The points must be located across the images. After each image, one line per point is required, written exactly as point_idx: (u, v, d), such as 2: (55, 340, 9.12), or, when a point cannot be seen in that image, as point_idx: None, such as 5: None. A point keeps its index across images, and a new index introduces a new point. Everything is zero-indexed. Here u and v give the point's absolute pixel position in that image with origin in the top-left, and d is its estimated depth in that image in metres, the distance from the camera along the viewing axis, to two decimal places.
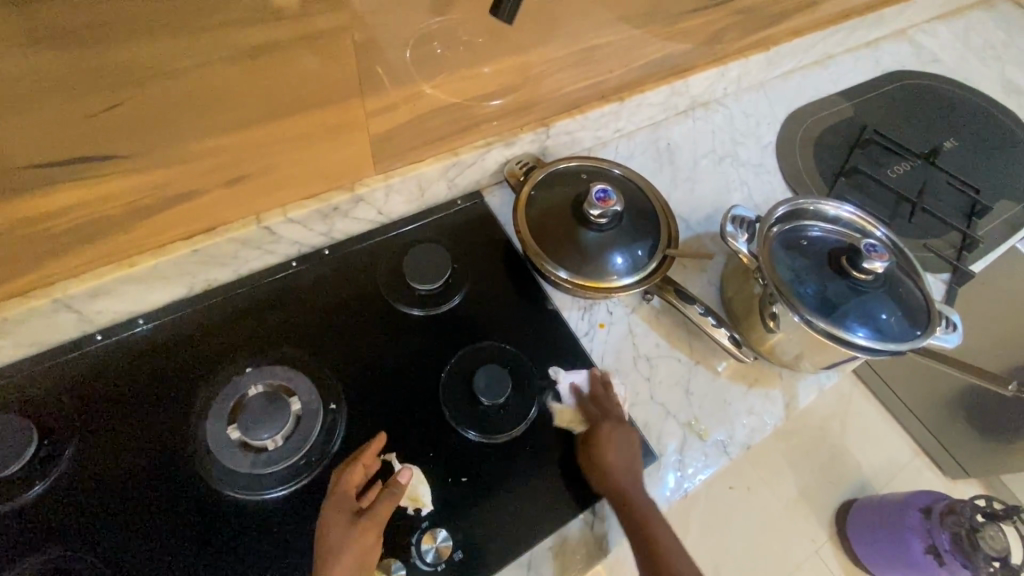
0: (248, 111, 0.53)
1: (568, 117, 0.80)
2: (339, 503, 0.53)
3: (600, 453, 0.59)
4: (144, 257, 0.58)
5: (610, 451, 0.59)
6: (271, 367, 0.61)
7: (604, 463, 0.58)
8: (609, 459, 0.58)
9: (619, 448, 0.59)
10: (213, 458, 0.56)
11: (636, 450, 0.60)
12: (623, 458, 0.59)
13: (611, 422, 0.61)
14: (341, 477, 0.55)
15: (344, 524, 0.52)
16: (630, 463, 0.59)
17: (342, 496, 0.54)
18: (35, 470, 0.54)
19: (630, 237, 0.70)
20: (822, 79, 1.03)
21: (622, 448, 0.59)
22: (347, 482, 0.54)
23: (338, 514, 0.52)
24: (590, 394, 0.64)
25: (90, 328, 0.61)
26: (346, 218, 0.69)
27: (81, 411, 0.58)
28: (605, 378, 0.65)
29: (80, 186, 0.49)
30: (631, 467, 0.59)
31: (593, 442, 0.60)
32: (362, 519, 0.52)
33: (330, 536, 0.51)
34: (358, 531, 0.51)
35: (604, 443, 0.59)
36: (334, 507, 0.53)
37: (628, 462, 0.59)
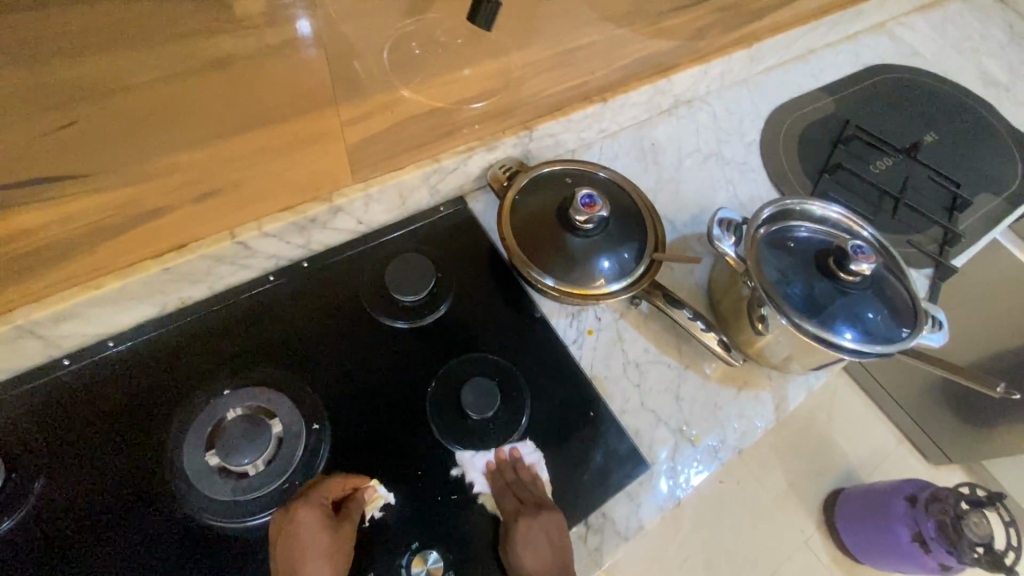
0: (217, 123, 0.51)
1: (551, 119, 0.76)
2: (320, 512, 0.51)
3: (514, 552, 0.53)
4: (111, 278, 0.55)
5: (524, 552, 0.52)
6: (250, 390, 0.59)
7: (522, 566, 0.52)
8: (526, 560, 0.52)
9: (536, 542, 0.53)
10: (191, 486, 0.54)
11: (557, 535, 0.54)
12: (542, 552, 0.52)
13: (530, 515, 0.54)
14: (320, 485, 0.54)
15: (329, 531, 0.51)
16: (550, 558, 0.52)
17: (321, 503, 0.52)
18: (3, 504, 0.52)
19: (617, 242, 0.69)
20: (804, 74, 1.03)
21: (539, 541, 0.53)
22: (326, 489, 0.54)
23: (320, 521, 0.51)
24: (505, 477, 0.58)
25: (58, 352, 0.58)
26: (324, 230, 0.67)
27: (49, 441, 0.55)
28: (515, 455, 0.60)
29: (39, 209, 0.47)
30: (555, 556, 0.53)
31: (509, 538, 0.54)
32: (342, 526, 0.52)
33: (310, 540, 0.50)
34: (341, 541, 0.51)
35: (518, 543, 0.53)
36: (314, 513, 0.51)
37: (547, 552, 0.53)
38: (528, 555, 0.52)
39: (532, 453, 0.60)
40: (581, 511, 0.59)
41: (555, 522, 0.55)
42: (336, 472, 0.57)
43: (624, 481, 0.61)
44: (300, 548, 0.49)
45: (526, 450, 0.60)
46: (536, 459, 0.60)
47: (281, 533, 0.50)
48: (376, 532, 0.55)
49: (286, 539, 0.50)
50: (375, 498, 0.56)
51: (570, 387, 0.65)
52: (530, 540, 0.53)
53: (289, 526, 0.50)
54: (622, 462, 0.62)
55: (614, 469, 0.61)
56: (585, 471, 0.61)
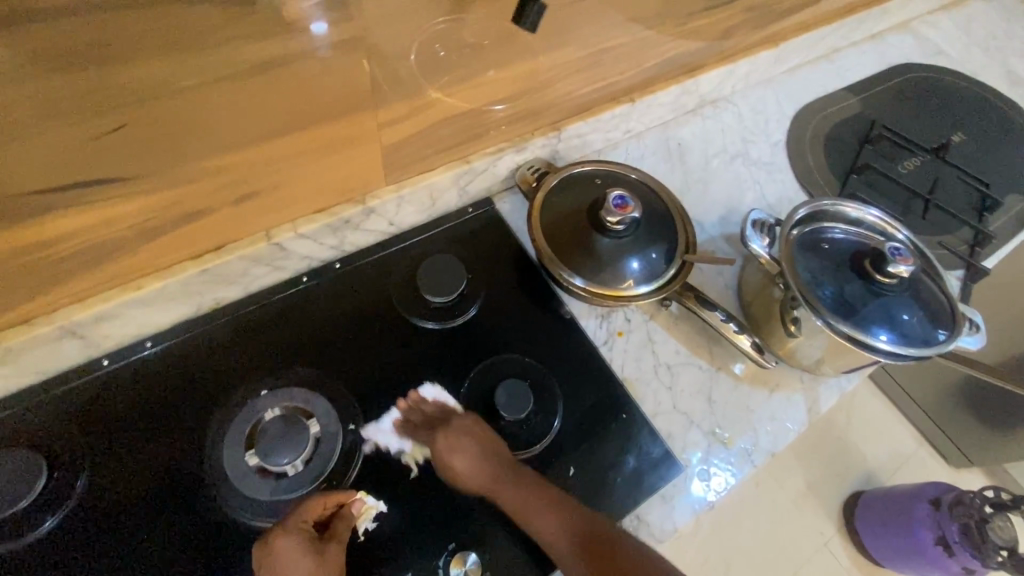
0: (257, 127, 0.51)
1: (579, 119, 0.77)
2: (299, 537, 0.49)
3: (448, 466, 0.56)
4: (151, 279, 0.56)
5: (451, 457, 0.56)
6: (288, 390, 0.59)
7: (454, 470, 0.56)
8: (459, 463, 0.56)
9: (461, 445, 0.56)
10: (230, 486, 0.54)
11: (483, 437, 0.57)
12: (468, 450, 0.56)
13: (445, 429, 0.58)
14: (298, 509, 0.52)
15: (312, 555, 0.49)
16: (477, 454, 0.56)
17: (301, 527, 0.50)
18: (48, 503, 0.52)
19: (647, 243, 0.68)
20: (829, 74, 1.02)
21: (464, 443, 0.56)
22: (304, 512, 0.51)
23: (301, 544, 0.49)
24: (415, 420, 0.60)
25: (96, 352, 0.58)
26: (357, 231, 0.67)
27: (90, 440, 0.56)
28: (414, 397, 0.61)
29: (84, 212, 0.47)
30: (486, 449, 0.56)
31: (438, 458, 0.57)
32: (328, 547, 0.50)
33: (294, 568, 0.48)
34: (328, 563, 0.49)
35: (445, 454, 0.56)
36: (293, 538, 0.49)
37: (475, 450, 0.56)
38: (455, 458, 0.56)
39: (431, 389, 0.62)
40: (615, 514, 0.59)
41: (469, 424, 0.58)
42: (372, 473, 0.57)
43: (658, 485, 0.61)
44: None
45: (425, 390, 0.62)
46: (438, 391, 0.62)
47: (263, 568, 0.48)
48: (412, 535, 0.55)
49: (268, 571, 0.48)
50: (365, 510, 0.55)
51: (601, 388, 0.65)
52: (450, 445, 0.56)
53: (268, 557, 0.48)
54: (655, 465, 0.62)
55: (648, 472, 0.61)
56: (618, 474, 0.61)
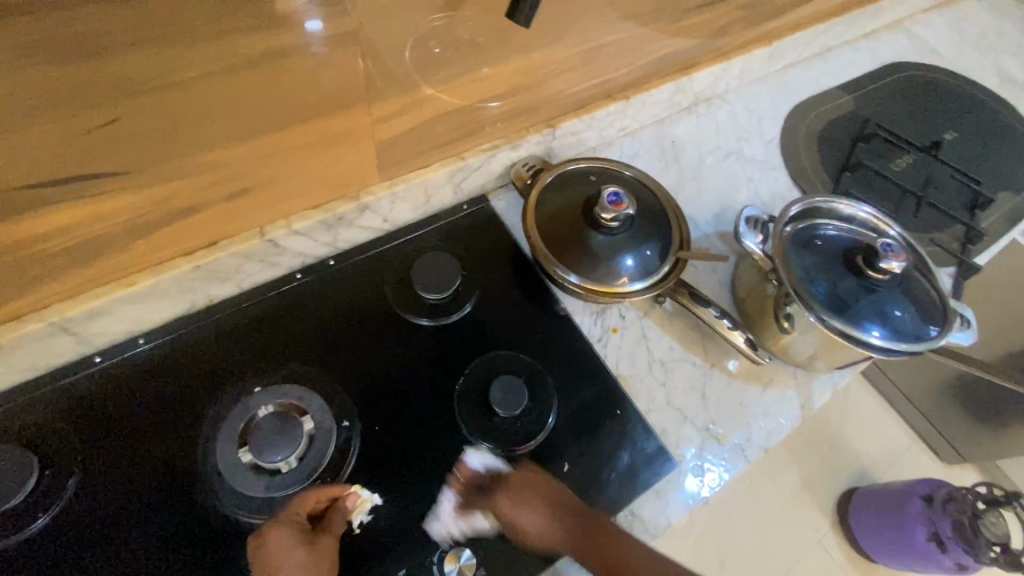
0: (249, 122, 0.51)
1: (574, 117, 0.76)
2: (293, 527, 0.50)
3: (521, 528, 0.54)
4: (143, 275, 0.56)
5: (528, 525, 0.53)
6: (281, 387, 0.59)
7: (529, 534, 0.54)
8: (525, 519, 0.53)
9: (528, 505, 0.54)
10: (224, 482, 0.54)
11: (552, 496, 0.55)
12: (532, 511, 0.54)
13: (505, 488, 0.55)
14: (291, 502, 0.52)
15: (305, 545, 0.49)
16: (546, 510, 0.54)
17: (294, 519, 0.51)
18: (39, 500, 0.52)
19: (642, 239, 0.69)
20: (822, 72, 1.02)
21: (534, 504, 0.54)
22: (298, 504, 0.52)
23: (294, 533, 0.50)
24: (472, 493, 0.57)
25: (88, 349, 0.58)
26: (351, 227, 0.67)
27: (81, 437, 0.55)
28: (463, 464, 0.58)
29: (75, 206, 0.47)
30: (553, 496, 0.55)
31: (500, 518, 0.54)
32: (322, 538, 0.51)
33: (286, 557, 0.48)
34: (320, 553, 0.49)
35: (509, 513, 0.54)
36: (286, 528, 0.50)
37: (541, 500, 0.54)
38: (529, 522, 0.53)
39: (478, 458, 0.58)
40: (609, 510, 0.59)
41: (528, 478, 0.55)
42: (366, 469, 0.57)
43: (651, 480, 0.61)
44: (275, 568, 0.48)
45: (474, 459, 0.58)
46: (484, 454, 0.58)
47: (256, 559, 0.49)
48: (406, 531, 0.55)
49: (261, 561, 0.48)
50: (360, 504, 0.55)
51: (596, 384, 0.65)
52: (524, 514, 0.54)
53: (262, 548, 0.49)
54: (650, 461, 0.62)
55: (643, 468, 0.61)
56: (612, 469, 0.61)
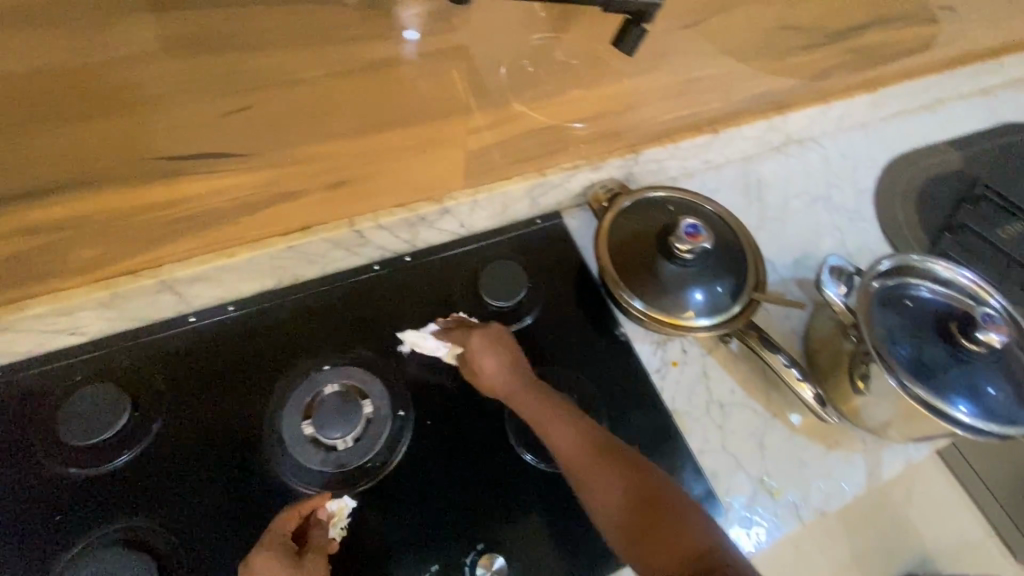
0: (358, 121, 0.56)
1: (659, 144, 0.77)
2: (281, 551, 0.49)
3: (472, 365, 0.60)
4: (242, 248, 0.59)
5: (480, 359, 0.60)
6: (348, 368, 0.61)
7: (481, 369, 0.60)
8: (487, 363, 0.59)
9: (493, 353, 0.60)
10: (285, 450, 0.57)
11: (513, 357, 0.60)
12: (498, 361, 0.59)
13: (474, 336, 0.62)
14: (273, 525, 0.51)
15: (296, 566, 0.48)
16: (503, 364, 0.59)
17: (279, 540, 0.50)
18: (124, 440, 0.56)
19: (715, 275, 0.67)
20: (930, 125, 0.97)
21: (493, 355, 0.60)
22: (279, 527, 0.51)
23: (281, 555, 0.48)
24: None
25: (185, 308, 0.62)
26: (430, 228, 0.69)
27: (166, 389, 0.59)
28: None
29: (201, 180, 0.53)
30: (511, 363, 0.60)
31: (467, 363, 0.61)
32: (310, 555, 0.50)
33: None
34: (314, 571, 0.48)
35: (477, 353, 0.60)
36: (272, 551, 0.48)
37: (505, 360, 0.59)
38: (484, 360, 0.60)
39: None
40: None
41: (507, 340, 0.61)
42: (415, 463, 0.59)
43: None
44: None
45: None
46: None
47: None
48: (449, 528, 0.56)
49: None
50: (336, 513, 0.54)
51: (649, 415, 0.65)
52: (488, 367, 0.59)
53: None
54: None
55: None
56: None
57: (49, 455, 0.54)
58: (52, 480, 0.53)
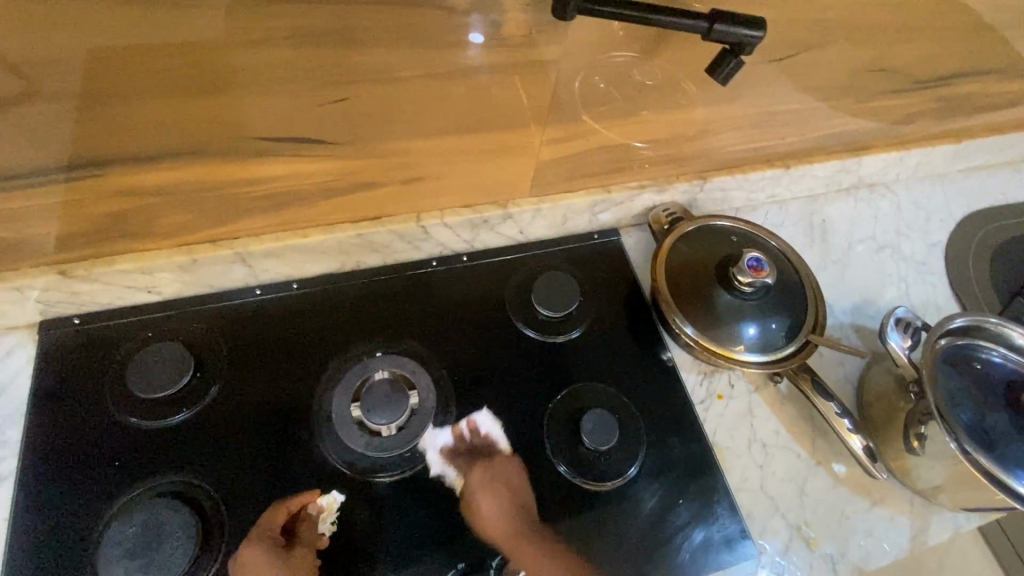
0: (439, 120, 0.58)
1: (727, 173, 0.76)
2: (264, 548, 0.53)
3: (473, 507, 0.57)
4: (315, 231, 0.62)
5: (484, 498, 0.57)
6: (400, 357, 0.63)
7: (480, 511, 0.57)
8: (485, 505, 0.57)
9: (493, 490, 0.58)
10: (332, 429, 0.58)
11: (513, 491, 0.58)
12: (501, 498, 0.58)
13: (478, 466, 0.59)
14: (263, 517, 0.54)
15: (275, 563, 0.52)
16: (507, 501, 0.58)
17: (267, 535, 0.53)
18: (183, 398, 0.58)
19: (773, 312, 0.66)
20: (1013, 182, 0.92)
21: (497, 490, 0.58)
22: (268, 520, 0.54)
23: (266, 553, 0.52)
24: None
25: (252, 281, 0.65)
26: (490, 231, 0.71)
27: (226, 355, 0.61)
28: None
29: (289, 162, 0.56)
30: (511, 503, 0.58)
31: (464, 504, 0.57)
32: (292, 551, 0.53)
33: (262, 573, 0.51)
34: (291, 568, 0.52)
35: (478, 491, 0.58)
36: (259, 548, 0.53)
37: (504, 499, 0.58)
38: (485, 501, 0.57)
39: None
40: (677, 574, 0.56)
41: (506, 472, 0.59)
42: (451, 460, 0.59)
43: (726, 561, 0.58)
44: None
45: None
46: None
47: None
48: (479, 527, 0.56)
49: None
50: (326, 508, 0.55)
51: (689, 445, 0.64)
52: (487, 506, 0.57)
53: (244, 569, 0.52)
54: (727, 541, 0.59)
55: (719, 545, 0.59)
56: (688, 534, 0.59)
57: (116, 402, 0.57)
58: (114, 427, 0.56)
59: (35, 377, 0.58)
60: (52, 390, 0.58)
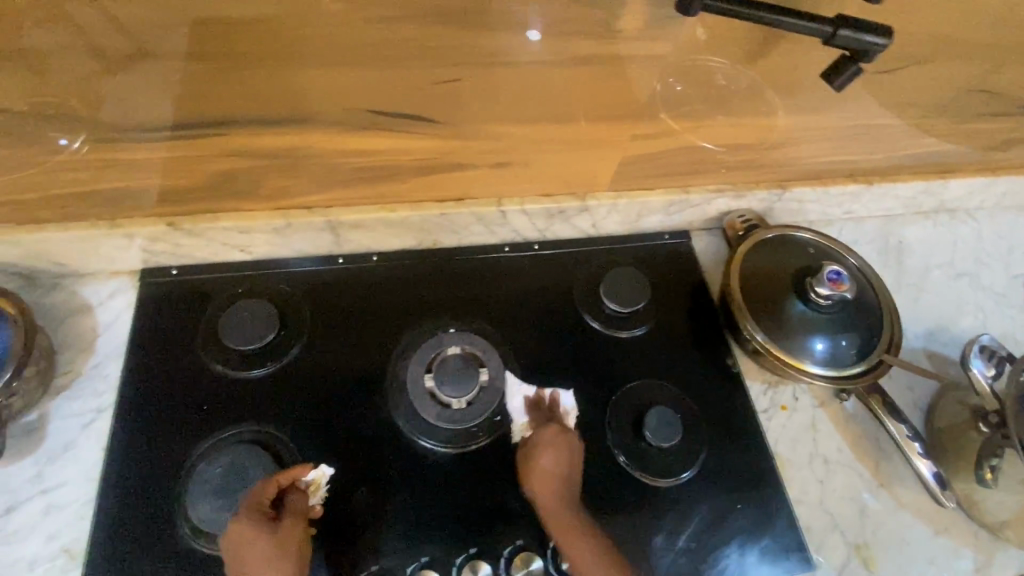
0: (538, 108, 0.59)
1: (807, 185, 0.75)
2: (256, 517, 0.49)
3: (530, 462, 0.56)
4: (402, 206, 0.64)
5: (542, 459, 0.56)
6: (472, 336, 0.65)
7: (535, 466, 0.56)
8: (543, 465, 0.56)
9: (553, 454, 0.56)
10: (404, 397, 0.61)
11: (572, 463, 0.57)
12: (556, 463, 0.56)
13: (545, 430, 0.58)
14: (250, 493, 0.51)
15: (269, 533, 0.49)
16: (561, 470, 0.56)
17: (256, 508, 0.50)
18: (266, 354, 0.61)
19: (848, 327, 0.65)
20: None
21: (556, 454, 0.56)
22: (258, 493, 0.51)
23: (256, 525, 0.49)
24: None
25: (336, 250, 0.67)
26: (565, 222, 0.71)
27: (308, 318, 0.64)
28: None
29: (391, 137, 0.58)
30: (565, 472, 0.56)
31: (524, 455, 0.57)
32: (285, 521, 0.50)
33: (251, 547, 0.48)
34: (287, 538, 0.49)
35: (541, 448, 0.57)
36: (245, 522, 0.49)
37: (563, 463, 0.56)
38: (543, 459, 0.56)
39: None
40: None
41: (572, 446, 0.57)
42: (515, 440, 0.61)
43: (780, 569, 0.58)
44: (243, 561, 0.48)
45: None
46: None
47: (227, 550, 0.49)
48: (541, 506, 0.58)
49: (230, 556, 0.49)
50: (315, 481, 0.56)
51: (750, 452, 0.63)
52: (542, 468, 0.56)
53: (229, 544, 0.49)
54: (782, 551, 0.59)
55: (775, 553, 0.59)
56: (743, 539, 0.59)
57: (206, 351, 0.61)
58: (202, 375, 0.60)
59: (135, 320, 0.62)
60: (149, 334, 0.61)
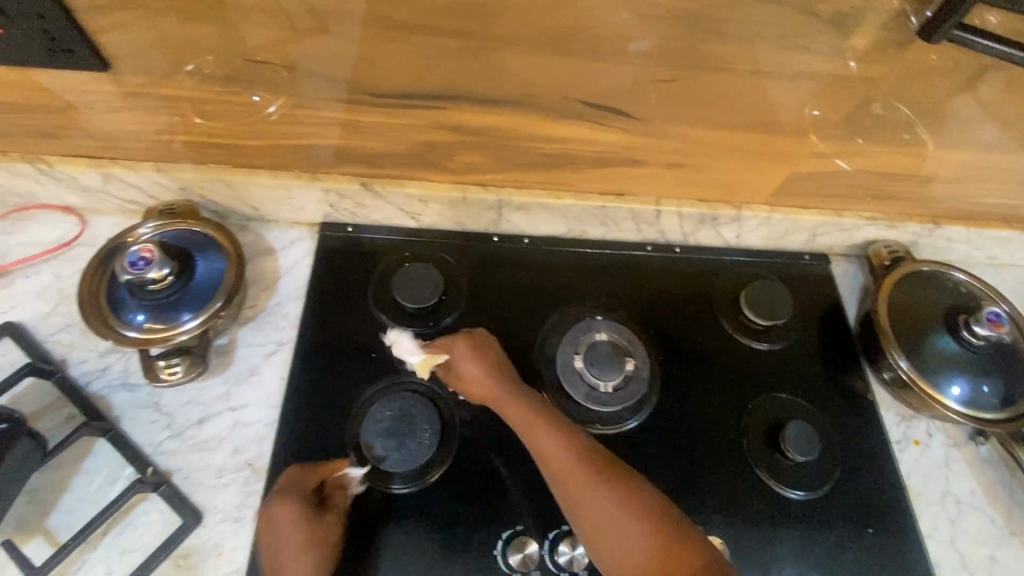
0: (730, 117, 0.60)
1: (960, 224, 0.74)
2: (291, 508, 0.50)
3: None
4: (569, 195, 0.68)
5: None
6: (619, 325, 0.67)
7: None
8: None
9: None
10: (554, 374, 0.64)
11: None
12: None
13: None
14: (291, 479, 0.53)
15: (307, 523, 0.50)
16: None
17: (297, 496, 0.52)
18: (427, 315, 0.65)
19: (1001, 371, 0.63)
20: None
21: None
22: (299, 481, 0.53)
23: (296, 511, 0.50)
24: None
25: (492, 228, 0.71)
26: (712, 230, 0.73)
27: (467, 287, 0.68)
28: None
29: (584, 126, 0.61)
30: None
31: None
32: (322, 514, 0.52)
33: (290, 534, 0.49)
34: (324, 529, 0.51)
35: None
36: (289, 507, 0.50)
37: None
38: None
39: None
40: None
41: None
42: (654, 430, 0.63)
43: None
44: (279, 545, 0.49)
45: None
46: None
47: (265, 535, 0.50)
48: (677, 495, 0.60)
49: (269, 539, 0.50)
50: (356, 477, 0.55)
51: (880, 479, 0.64)
52: None
53: (270, 526, 0.50)
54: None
55: None
56: (871, 560, 0.60)
57: (375, 305, 0.66)
58: (372, 326, 0.65)
59: (312, 268, 0.68)
60: (324, 282, 0.67)
